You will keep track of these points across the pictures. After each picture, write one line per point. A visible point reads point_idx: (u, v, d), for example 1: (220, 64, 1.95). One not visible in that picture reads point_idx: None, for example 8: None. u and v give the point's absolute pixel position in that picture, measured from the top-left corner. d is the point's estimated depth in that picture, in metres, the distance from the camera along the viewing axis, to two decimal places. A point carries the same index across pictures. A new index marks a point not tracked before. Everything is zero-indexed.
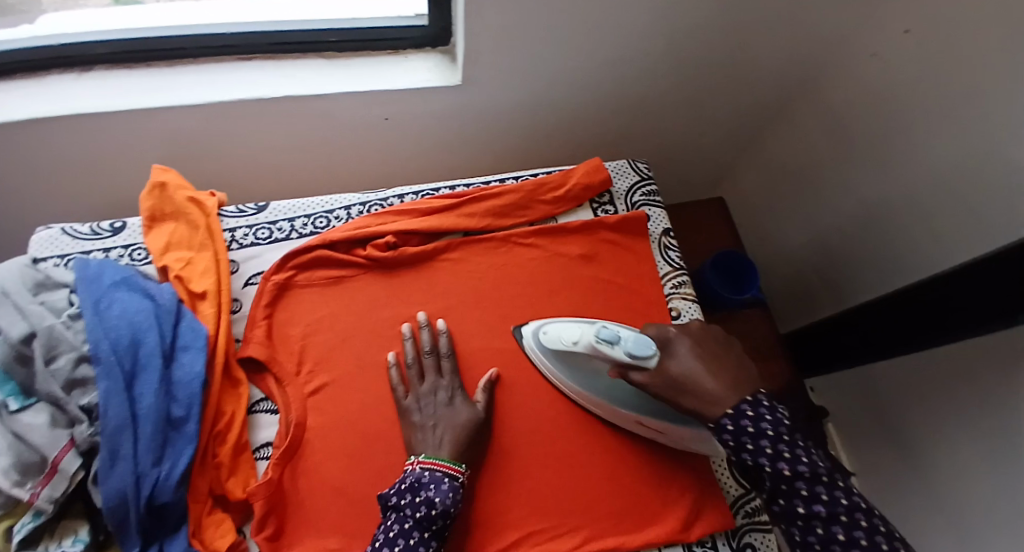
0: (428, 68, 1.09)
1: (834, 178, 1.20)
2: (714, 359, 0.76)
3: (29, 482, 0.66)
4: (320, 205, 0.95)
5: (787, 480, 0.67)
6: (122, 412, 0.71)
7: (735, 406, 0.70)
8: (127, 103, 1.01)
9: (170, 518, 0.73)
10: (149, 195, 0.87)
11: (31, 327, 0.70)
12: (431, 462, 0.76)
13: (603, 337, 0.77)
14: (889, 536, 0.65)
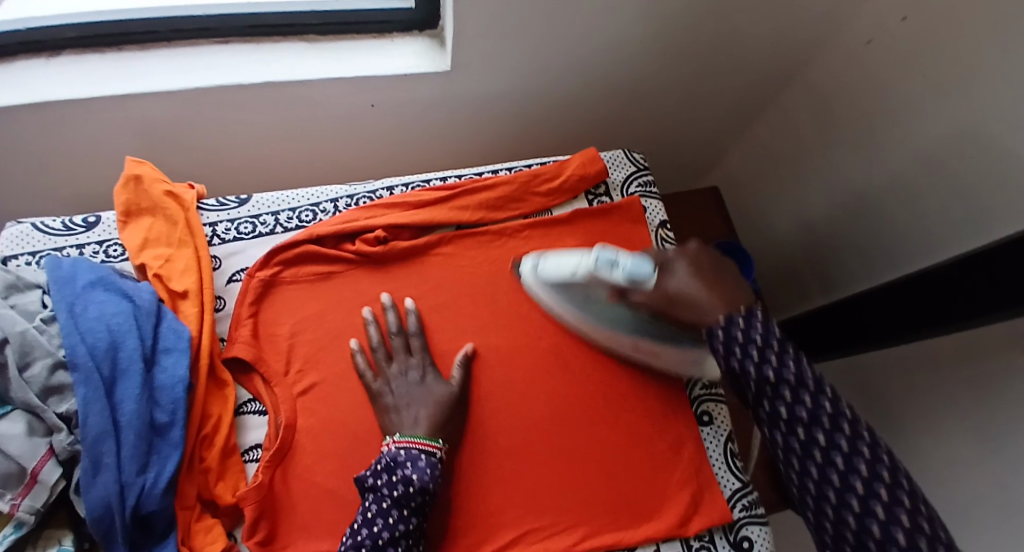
0: (414, 53, 1.06)
1: (827, 167, 1.19)
2: (711, 273, 0.72)
3: (8, 493, 0.63)
4: (306, 197, 0.92)
5: (773, 385, 0.66)
6: (103, 420, 0.68)
7: (728, 316, 0.68)
8: (99, 89, 0.97)
9: (158, 528, 0.71)
10: (124, 189, 0.84)
11: (2, 333, 0.67)
12: (407, 440, 0.76)
13: (602, 261, 0.77)
14: (875, 447, 0.64)
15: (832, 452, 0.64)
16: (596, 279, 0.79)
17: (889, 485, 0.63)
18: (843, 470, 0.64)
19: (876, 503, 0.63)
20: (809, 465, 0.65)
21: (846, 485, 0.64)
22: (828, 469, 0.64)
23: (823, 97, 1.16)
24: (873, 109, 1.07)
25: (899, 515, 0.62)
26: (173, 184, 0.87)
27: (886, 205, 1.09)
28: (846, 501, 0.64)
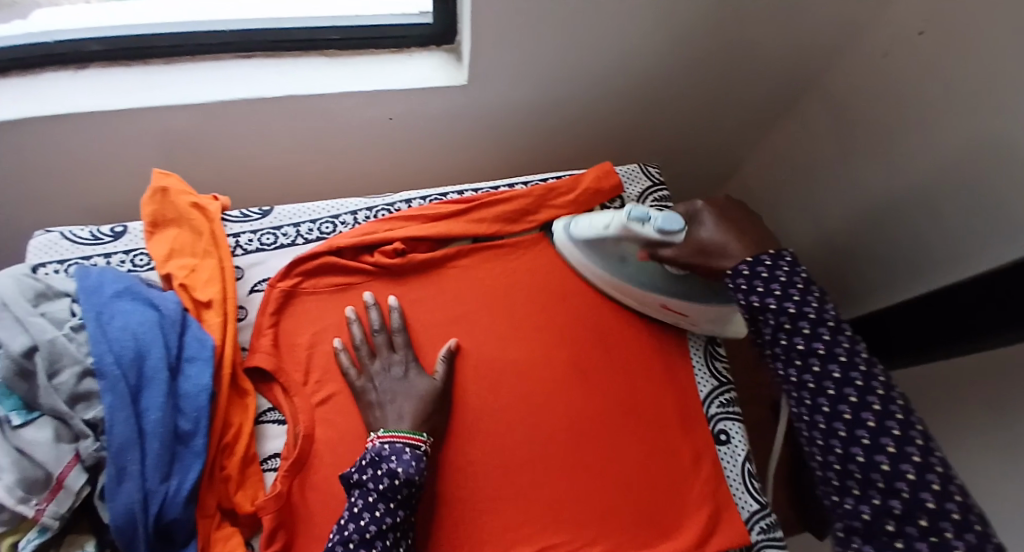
0: (432, 67, 1.07)
1: (843, 181, 1.19)
2: (739, 224, 0.79)
3: (34, 498, 0.63)
4: (326, 209, 0.94)
5: (791, 319, 0.71)
6: (129, 428, 0.68)
7: (756, 256, 0.75)
8: (124, 101, 0.98)
9: (178, 536, 0.72)
10: (150, 200, 0.85)
11: (32, 340, 0.67)
12: (391, 435, 0.76)
13: (634, 217, 0.82)
14: (889, 386, 0.68)
15: (846, 387, 0.69)
16: (626, 235, 0.84)
17: (901, 422, 0.67)
18: (857, 405, 0.68)
19: (886, 439, 0.66)
20: (821, 400, 0.70)
21: (858, 421, 0.68)
22: (841, 405, 0.69)
23: (838, 111, 1.16)
24: (889, 124, 1.07)
25: (909, 452, 0.66)
26: (198, 195, 0.88)
27: (906, 218, 1.08)
28: (856, 435, 0.68)
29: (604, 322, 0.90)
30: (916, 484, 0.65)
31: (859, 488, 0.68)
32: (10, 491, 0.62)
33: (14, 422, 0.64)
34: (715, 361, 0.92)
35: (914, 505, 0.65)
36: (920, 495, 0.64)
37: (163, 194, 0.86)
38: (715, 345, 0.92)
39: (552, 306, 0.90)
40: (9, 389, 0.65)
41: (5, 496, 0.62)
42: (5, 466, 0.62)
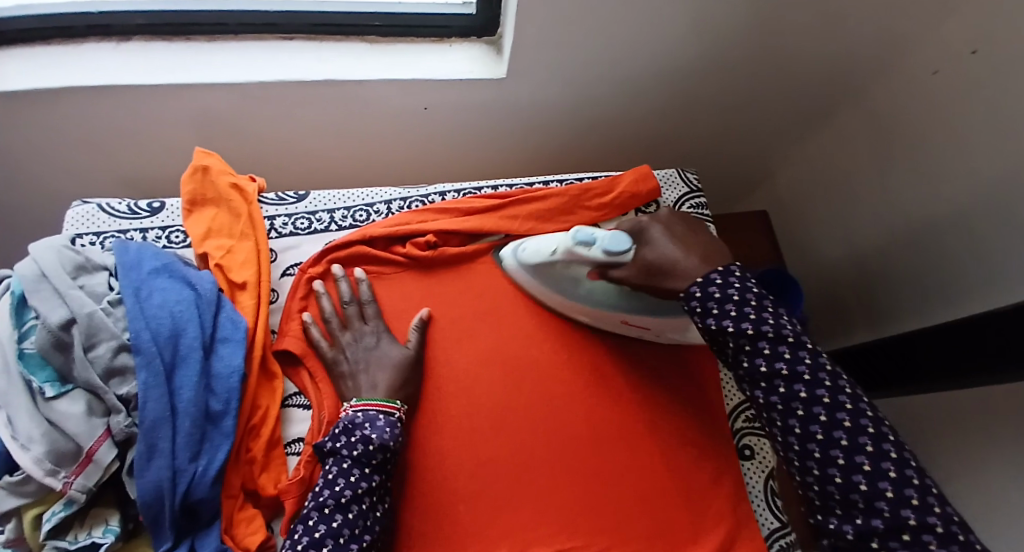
0: (473, 59, 1.07)
1: (881, 198, 1.16)
2: (682, 236, 0.77)
3: (63, 471, 0.64)
4: (361, 197, 0.93)
5: (750, 339, 0.68)
6: (161, 406, 0.69)
7: (705, 275, 0.71)
8: (165, 77, 0.99)
9: (204, 516, 0.72)
10: (190, 178, 0.85)
11: (70, 312, 0.67)
12: (365, 403, 0.76)
13: (578, 240, 0.77)
14: (856, 398, 0.65)
15: (814, 406, 0.65)
16: (572, 257, 0.79)
17: (873, 437, 0.63)
18: (827, 424, 0.64)
19: (861, 457, 0.63)
20: (792, 421, 0.66)
21: (830, 441, 0.64)
22: (811, 425, 0.65)
23: (882, 126, 1.13)
24: (932, 142, 1.04)
25: (886, 468, 0.62)
26: (237, 176, 0.88)
27: (944, 238, 1.06)
28: (830, 456, 0.64)
29: None
30: (896, 501, 0.61)
31: (841, 507, 0.64)
32: (40, 463, 0.63)
33: (47, 394, 0.65)
34: None
35: (895, 523, 0.61)
36: (901, 512, 0.61)
37: (203, 172, 0.86)
38: None
39: None
40: (45, 360, 0.66)
41: (35, 467, 0.62)
42: (36, 437, 0.63)
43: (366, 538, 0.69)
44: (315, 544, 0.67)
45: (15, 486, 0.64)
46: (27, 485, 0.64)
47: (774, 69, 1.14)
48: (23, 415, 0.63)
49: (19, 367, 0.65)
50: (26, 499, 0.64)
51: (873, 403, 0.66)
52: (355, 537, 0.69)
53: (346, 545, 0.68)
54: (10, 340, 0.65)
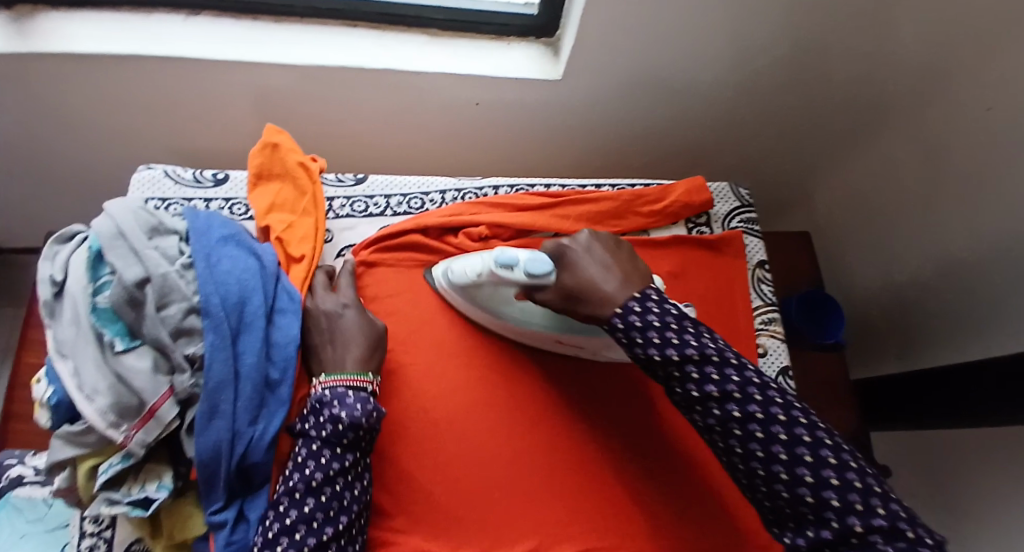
0: (530, 58, 1.08)
1: (922, 230, 1.15)
2: (606, 259, 0.75)
3: (124, 424, 0.65)
4: (417, 185, 0.95)
5: (679, 365, 0.69)
6: (226, 369, 0.69)
7: (624, 303, 0.72)
8: (230, 54, 1.00)
9: (256, 480, 0.73)
10: (259, 153, 0.87)
11: (146, 272, 0.68)
12: (334, 380, 0.75)
13: (499, 262, 0.75)
14: (787, 408, 0.68)
15: (748, 423, 0.67)
16: (497, 279, 0.77)
17: (810, 446, 0.66)
18: (763, 439, 0.67)
19: (802, 470, 0.65)
20: (733, 440, 0.69)
21: (771, 456, 0.67)
22: (749, 442, 0.68)
23: (929, 156, 1.12)
24: (978, 176, 1.03)
25: (827, 477, 0.65)
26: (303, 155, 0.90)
27: (987, 273, 1.05)
28: (773, 472, 0.67)
29: None
30: (842, 509, 0.64)
31: (793, 519, 0.67)
32: (104, 415, 0.64)
33: (117, 347, 0.66)
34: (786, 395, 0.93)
35: (844, 530, 0.64)
36: (847, 520, 0.64)
37: (272, 149, 0.88)
38: (787, 379, 0.93)
39: None
40: (116, 315, 0.67)
41: (99, 418, 0.64)
42: (103, 389, 0.64)
43: (342, 519, 0.71)
44: (287, 531, 0.68)
45: (75, 435, 0.65)
46: (87, 436, 0.66)
47: (830, 87, 1.14)
48: (90, 366, 0.65)
49: (90, 318, 0.66)
50: (82, 450, 0.66)
51: (805, 408, 0.69)
52: (331, 520, 0.70)
53: (320, 529, 0.69)
54: (83, 292, 0.67)
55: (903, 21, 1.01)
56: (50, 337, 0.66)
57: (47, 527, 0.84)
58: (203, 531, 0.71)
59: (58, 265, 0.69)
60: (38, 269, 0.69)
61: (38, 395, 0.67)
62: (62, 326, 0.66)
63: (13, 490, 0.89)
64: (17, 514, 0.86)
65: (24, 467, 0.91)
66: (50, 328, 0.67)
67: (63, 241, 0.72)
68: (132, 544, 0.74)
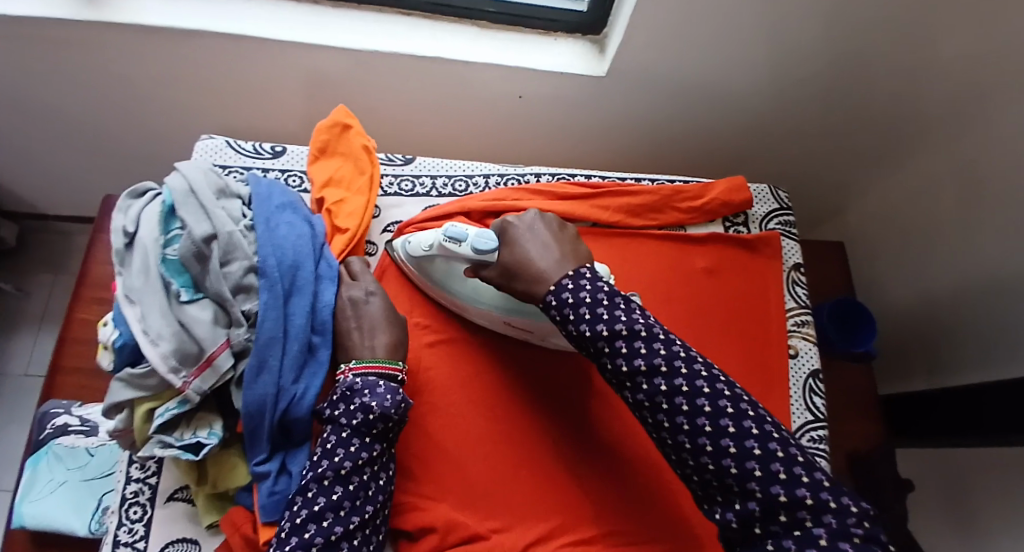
0: (576, 55, 1.10)
1: (958, 247, 1.15)
2: (547, 236, 0.76)
3: (183, 370, 0.68)
4: (462, 168, 0.98)
5: (608, 340, 0.69)
6: (276, 327, 0.72)
7: (558, 282, 0.72)
8: (290, 35, 1.03)
9: (297, 435, 0.75)
10: (328, 129, 0.90)
11: (213, 229, 0.71)
12: (364, 366, 0.74)
13: (449, 235, 0.79)
14: (712, 379, 0.66)
15: (674, 397, 0.66)
16: (446, 252, 0.81)
17: (734, 417, 0.64)
18: (689, 412, 0.65)
19: (726, 441, 0.64)
20: (661, 416, 0.67)
21: (696, 430, 0.65)
22: (676, 417, 0.66)
23: (967, 175, 1.11)
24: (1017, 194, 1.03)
25: (750, 447, 0.63)
26: (370, 139, 0.92)
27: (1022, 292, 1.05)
28: (699, 446, 0.65)
29: (709, 333, 0.93)
30: (766, 479, 0.62)
31: (721, 494, 0.65)
32: (166, 358, 0.67)
33: (182, 297, 0.70)
34: (814, 395, 0.94)
35: (770, 502, 0.62)
36: (771, 490, 0.62)
37: (343, 129, 0.90)
38: (816, 382, 0.94)
39: (657, 303, 0.93)
40: (184, 267, 0.71)
41: (160, 361, 0.67)
42: (167, 335, 0.67)
43: (368, 509, 0.70)
44: (315, 517, 0.67)
45: (137, 378, 0.68)
46: (148, 380, 0.68)
47: (876, 98, 1.14)
48: (156, 312, 0.68)
49: (160, 268, 0.70)
50: (142, 393, 0.69)
51: (730, 381, 0.67)
52: (357, 509, 0.69)
53: (347, 518, 0.69)
54: (155, 244, 0.70)
55: (954, 35, 1.01)
56: (120, 283, 0.69)
57: (84, 477, 0.90)
58: (247, 483, 0.74)
59: (130, 218, 0.72)
60: (112, 219, 0.73)
61: (105, 337, 0.70)
62: (132, 274, 0.70)
63: (57, 438, 0.92)
64: (57, 461, 0.91)
65: (70, 415, 0.93)
66: (120, 276, 0.70)
67: (136, 196, 0.76)
68: (176, 491, 0.77)
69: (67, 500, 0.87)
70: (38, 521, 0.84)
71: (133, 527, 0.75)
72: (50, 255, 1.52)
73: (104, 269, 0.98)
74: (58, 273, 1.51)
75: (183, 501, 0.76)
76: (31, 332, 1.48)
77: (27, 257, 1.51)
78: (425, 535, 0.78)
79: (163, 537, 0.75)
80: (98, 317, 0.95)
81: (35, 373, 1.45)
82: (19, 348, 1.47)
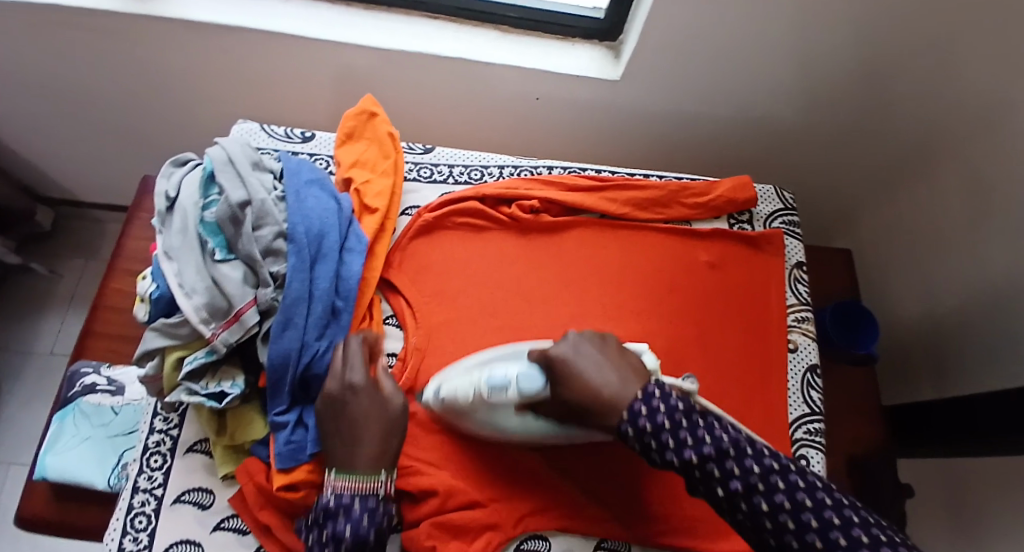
0: (591, 59, 1.14)
1: (964, 258, 1.17)
2: (601, 358, 0.74)
3: (213, 322, 0.73)
4: (478, 159, 1.02)
5: (699, 465, 0.68)
6: (302, 288, 0.77)
7: (630, 409, 0.70)
8: (322, 33, 1.08)
9: (314, 391, 0.79)
10: (355, 117, 0.96)
11: (247, 196, 0.77)
12: (341, 482, 0.72)
13: (491, 385, 0.77)
14: (811, 490, 0.66)
15: (778, 514, 0.65)
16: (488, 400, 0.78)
17: (841, 527, 0.63)
18: (796, 529, 0.64)
19: None
20: (765, 534, 0.66)
21: (807, 546, 0.64)
22: (783, 534, 0.65)
23: (972, 187, 1.13)
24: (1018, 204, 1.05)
25: None
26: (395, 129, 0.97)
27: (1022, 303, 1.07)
28: None
29: (709, 324, 0.96)
30: None
31: None
32: (198, 310, 0.73)
33: (217, 257, 0.75)
34: (812, 390, 0.96)
35: None
36: None
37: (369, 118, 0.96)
38: (814, 376, 0.97)
39: (660, 292, 0.96)
40: (219, 228, 0.76)
41: (193, 313, 0.72)
42: (201, 289, 0.73)
43: None
44: None
45: (170, 328, 0.73)
46: (180, 329, 0.74)
47: (886, 109, 1.17)
48: (192, 269, 0.74)
49: (198, 228, 0.76)
50: (173, 341, 0.74)
51: (826, 485, 0.67)
52: None
53: None
54: (194, 207, 0.77)
55: (959, 48, 1.04)
56: (160, 242, 0.75)
57: (107, 434, 0.94)
58: (263, 435, 0.79)
59: (173, 183, 0.79)
60: (156, 183, 0.79)
61: (141, 290, 0.76)
62: (172, 233, 0.76)
63: (85, 396, 0.96)
64: (83, 418, 0.95)
65: (99, 375, 0.98)
66: (160, 235, 0.76)
67: (178, 165, 0.82)
68: (195, 444, 0.81)
69: (89, 454, 0.91)
70: (60, 473, 0.89)
71: (152, 475, 0.80)
72: (82, 240, 1.59)
73: (138, 244, 1.03)
74: (89, 258, 1.58)
75: (201, 453, 0.81)
76: (59, 314, 1.54)
77: (59, 241, 1.58)
78: (427, 498, 0.82)
79: (179, 485, 0.79)
80: (130, 287, 1.01)
81: (60, 352, 1.51)
82: (46, 329, 1.53)
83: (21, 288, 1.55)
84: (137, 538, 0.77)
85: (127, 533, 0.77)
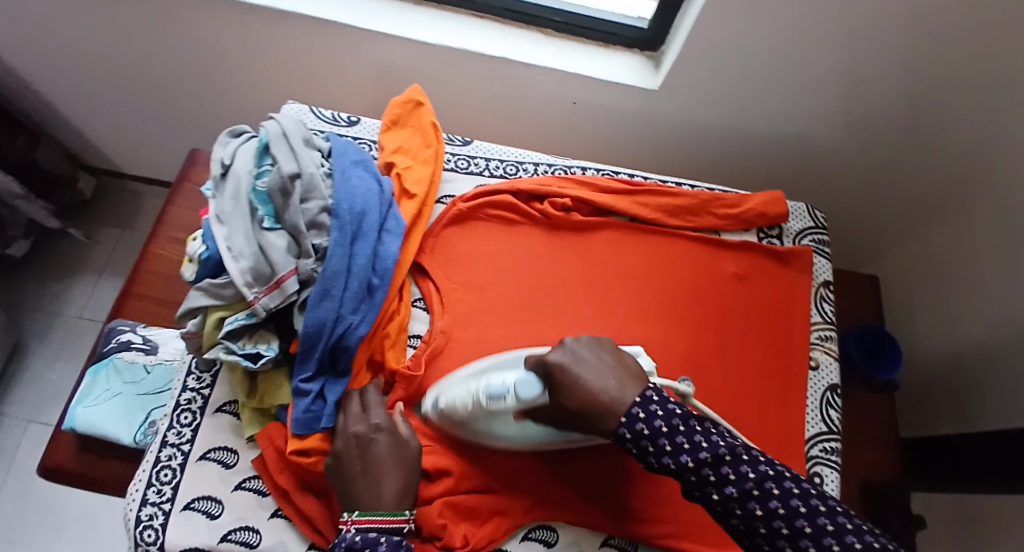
0: (631, 67, 1.15)
1: (993, 293, 1.16)
2: (600, 365, 0.74)
3: (256, 286, 0.76)
4: (514, 155, 1.04)
5: (695, 469, 0.68)
6: (340, 263, 0.79)
7: (627, 413, 0.71)
8: (372, 23, 1.11)
9: (341, 363, 0.82)
10: (401, 105, 0.99)
11: (298, 169, 0.80)
12: (366, 520, 0.72)
13: (489, 393, 0.77)
14: (806, 496, 0.64)
15: (772, 520, 0.64)
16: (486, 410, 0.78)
17: (834, 533, 0.62)
18: (790, 535, 0.63)
19: None
20: (760, 541, 0.65)
21: None
22: (777, 540, 0.64)
23: (1005, 221, 1.12)
24: None
25: None
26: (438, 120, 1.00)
27: None
28: None
29: (731, 333, 0.97)
30: None
31: None
32: (243, 274, 0.75)
33: (265, 224, 0.78)
34: (830, 409, 0.96)
35: None
36: None
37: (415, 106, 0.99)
38: (833, 395, 0.96)
39: (685, 298, 0.97)
40: (270, 198, 0.79)
41: (239, 275, 0.75)
42: (247, 254, 0.76)
43: None
44: None
45: (216, 288, 0.76)
46: (225, 290, 0.76)
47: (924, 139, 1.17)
48: (241, 234, 0.77)
49: (249, 196, 0.78)
50: (217, 301, 0.77)
51: (822, 492, 0.65)
52: None
53: None
54: (247, 174, 0.79)
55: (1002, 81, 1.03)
56: (213, 206, 0.78)
57: (137, 392, 0.97)
58: (287, 402, 0.81)
59: (228, 151, 0.82)
60: (211, 150, 0.82)
61: (191, 250, 0.79)
62: (223, 199, 0.78)
63: (119, 352, 0.99)
64: (116, 374, 0.98)
65: (134, 334, 1.01)
66: (213, 199, 0.79)
67: (234, 135, 0.85)
68: (224, 404, 0.84)
69: (119, 410, 0.94)
70: (88, 426, 0.92)
71: (181, 431, 0.83)
72: (120, 211, 1.63)
73: (179, 214, 1.06)
74: (124, 228, 1.62)
75: (230, 414, 0.84)
76: (91, 279, 1.58)
77: (98, 209, 1.62)
78: (440, 478, 0.83)
79: (206, 443, 0.82)
80: (171, 254, 1.04)
81: (89, 316, 1.55)
82: (78, 293, 1.57)
83: (57, 252, 1.59)
84: (162, 490, 0.79)
85: (151, 485, 0.80)
